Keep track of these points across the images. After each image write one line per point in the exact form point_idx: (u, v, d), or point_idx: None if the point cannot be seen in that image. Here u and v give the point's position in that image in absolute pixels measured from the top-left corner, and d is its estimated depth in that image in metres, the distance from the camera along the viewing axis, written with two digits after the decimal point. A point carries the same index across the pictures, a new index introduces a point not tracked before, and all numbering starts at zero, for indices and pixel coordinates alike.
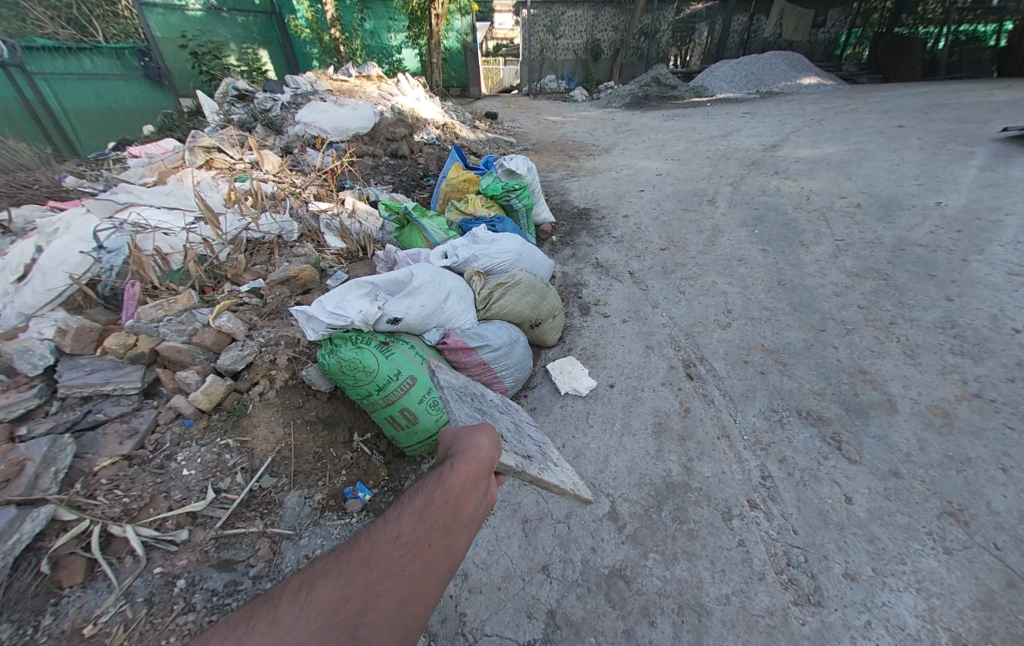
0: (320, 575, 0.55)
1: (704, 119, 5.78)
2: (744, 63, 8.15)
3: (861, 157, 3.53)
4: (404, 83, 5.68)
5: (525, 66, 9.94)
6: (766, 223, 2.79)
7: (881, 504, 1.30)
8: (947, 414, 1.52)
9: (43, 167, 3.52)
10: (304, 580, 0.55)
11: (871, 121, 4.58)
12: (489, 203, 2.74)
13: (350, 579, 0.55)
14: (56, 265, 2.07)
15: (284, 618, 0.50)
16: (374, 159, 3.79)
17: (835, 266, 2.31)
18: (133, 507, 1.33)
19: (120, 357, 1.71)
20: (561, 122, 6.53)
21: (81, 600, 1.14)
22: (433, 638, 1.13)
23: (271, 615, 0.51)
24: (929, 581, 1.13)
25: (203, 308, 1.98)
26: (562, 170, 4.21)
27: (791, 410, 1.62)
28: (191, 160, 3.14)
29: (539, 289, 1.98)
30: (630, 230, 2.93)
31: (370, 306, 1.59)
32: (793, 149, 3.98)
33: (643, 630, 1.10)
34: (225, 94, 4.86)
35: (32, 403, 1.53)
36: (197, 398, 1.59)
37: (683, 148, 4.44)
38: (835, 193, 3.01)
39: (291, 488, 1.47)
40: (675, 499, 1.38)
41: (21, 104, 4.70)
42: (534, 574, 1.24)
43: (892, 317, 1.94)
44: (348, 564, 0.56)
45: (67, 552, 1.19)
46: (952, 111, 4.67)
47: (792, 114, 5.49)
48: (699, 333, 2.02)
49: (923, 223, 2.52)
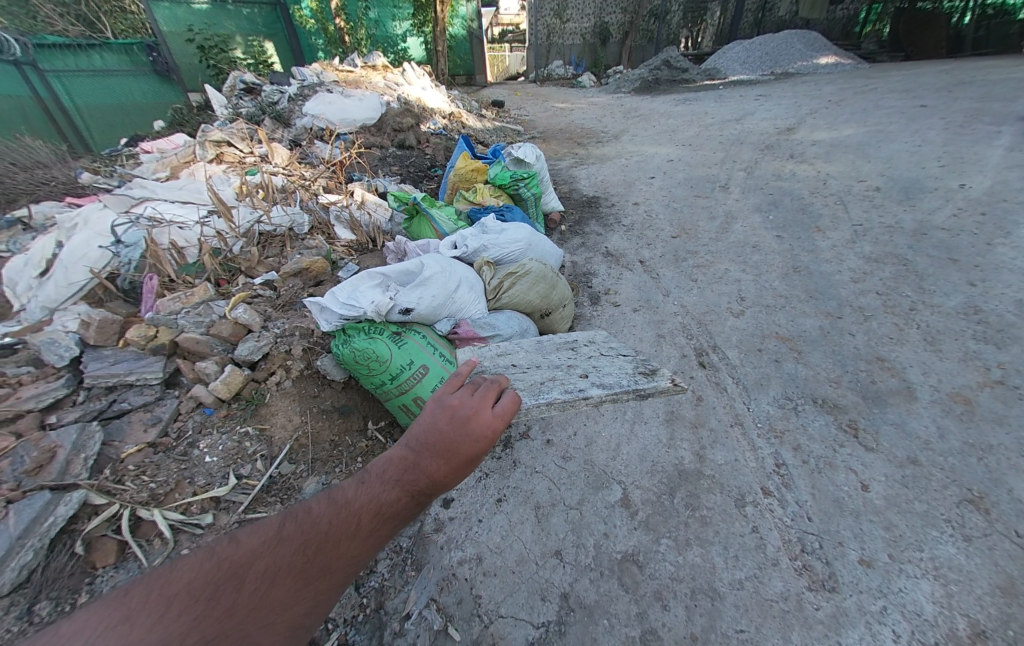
0: (279, 570, 0.55)
1: (716, 103, 5.66)
2: (759, 44, 7.93)
3: (880, 139, 3.42)
4: (410, 72, 5.65)
5: (532, 53, 9.88)
6: (781, 208, 2.74)
7: (898, 492, 1.28)
8: (969, 401, 1.49)
9: (58, 164, 3.57)
10: (269, 567, 0.55)
11: (892, 101, 4.41)
12: (497, 193, 2.75)
13: (305, 583, 0.55)
14: (77, 259, 2.13)
15: (239, 608, 0.51)
16: (381, 151, 3.79)
17: (852, 252, 2.25)
18: (160, 492, 1.37)
19: (142, 348, 1.76)
20: (569, 108, 6.45)
21: (114, 580, 1.18)
22: (449, 619, 1.15)
23: (229, 602, 0.51)
24: (947, 567, 1.11)
25: (219, 299, 2.01)
26: (571, 158, 4.17)
27: (806, 398, 1.60)
28: (202, 154, 3.18)
29: (549, 278, 1.96)
30: (640, 218, 2.89)
31: (383, 297, 1.63)
32: (809, 132, 3.88)
33: (656, 614, 1.11)
34: (233, 87, 4.88)
35: (60, 392, 1.58)
36: (216, 387, 1.63)
37: (694, 133, 4.35)
38: (853, 176, 2.93)
39: (309, 474, 1.50)
40: (687, 486, 1.38)
41: (35, 103, 4.80)
42: (548, 558, 1.25)
43: (912, 304, 1.90)
44: (308, 565, 0.56)
45: (99, 535, 1.24)
46: (980, 89, 4.48)
47: (808, 95, 5.34)
48: (712, 321, 2.00)
49: (946, 206, 2.45)
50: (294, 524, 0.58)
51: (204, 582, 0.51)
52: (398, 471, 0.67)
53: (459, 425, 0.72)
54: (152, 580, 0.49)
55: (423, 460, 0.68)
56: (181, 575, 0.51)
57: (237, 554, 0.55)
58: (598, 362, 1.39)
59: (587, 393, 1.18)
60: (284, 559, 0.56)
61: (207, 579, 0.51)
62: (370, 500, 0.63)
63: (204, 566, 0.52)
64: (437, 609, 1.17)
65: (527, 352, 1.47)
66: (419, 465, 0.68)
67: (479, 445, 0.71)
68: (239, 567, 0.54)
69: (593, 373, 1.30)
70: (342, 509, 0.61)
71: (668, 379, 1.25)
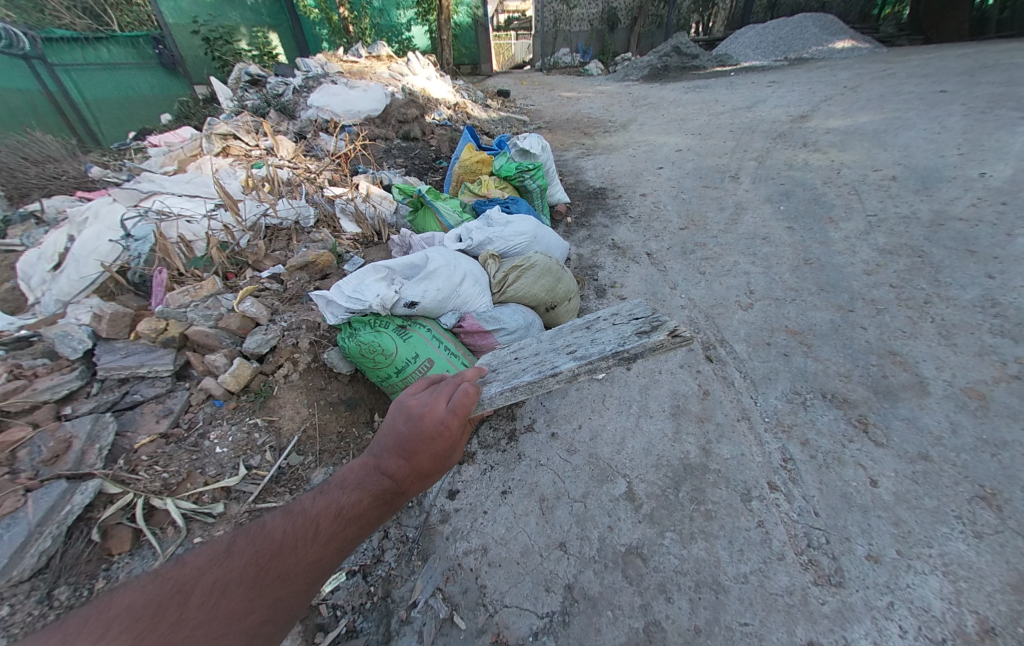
0: (231, 580, 0.57)
1: (727, 90, 5.54)
2: (772, 28, 7.72)
3: (897, 126, 3.32)
4: (414, 61, 5.59)
5: (538, 40, 9.73)
6: (792, 198, 2.68)
7: (908, 487, 1.26)
8: (983, 396, 1.45)
9: (68, 158, 3.60)
10: (218, 580, 0.57)
11: (910, 87, 4.28)
12: (503, 184, 2.73)
13: (260, 593, 0.57)
14: (88, 254, 2.17)
15: (188, 621, 0.53)
16: (386, 142, 3.77)
17: (866, 244, 2.20)
18: (172, 482, 1.40)
19: (153, 341, 1.78)
20: (575, 97, 6.36)
21: (130, 566, 1.22)
22: (454, 608, 1.16)
23: (177, 614, 0.53)
24: (956, 564, 1.10)
25: (227, 293, 2.03)
26: (578, 149, 4.11)
27: (815, 392, 1.57)
28: (208, 147, 3.19)
29: (555, 271, 1.94)
30: (648, 209, 2.85)
31: (387, 290, 1.62)
32: (823, 120, 3.78)
33: (659, 606, 1.12)
34: (238, 79, 4.87)
35: (75, 384, 1.61)
36: (226, 380, 1.64)
37: (704, 121, 4.26)
38: (868, 165, 2.85)
39: (317, 465, 1.52)
40: (692, 480, 1.37)
41: (45, 97, 4.69)
42: (552, 549, 1.25)
43: (927, 296, 1.85)
44: (263, 572, 0.58)
45: (114, 523, 1.27)
46: (1003, 73, 4.32)
47: (822, 81, 5.20)
48: (720, 315, 1.97)
49: (964, 195, 2.38)
50: (245, 537, 0.60)
51: (150, 601, 0.53)
52: (359, 475, 0.71)
53: (415, 424, 0.76)
54: (94, 604, 0.51)
55: (382, 463, 0.73)
56: (125, 596, 0.53)
57: (183, 571, 0.56)
58: (596, 332, 1.24)
59: (557, 369, 1.12)
60: (234, 571, 0.58)
61: (153, 597, 0.53)
62: (329, 505, 0.66)
63: (147, 587, 0.54)
64: (443, 598, 1.18)
65: (536, 342, 1.35)
66: (380, 467, 0.73)
67: (439, 443, 0.76)
68: (186, 582, 0.55)
69: (581, 346, 1.20)
70: (299, 517, 0.64)
71: (666, 337, 1.11)
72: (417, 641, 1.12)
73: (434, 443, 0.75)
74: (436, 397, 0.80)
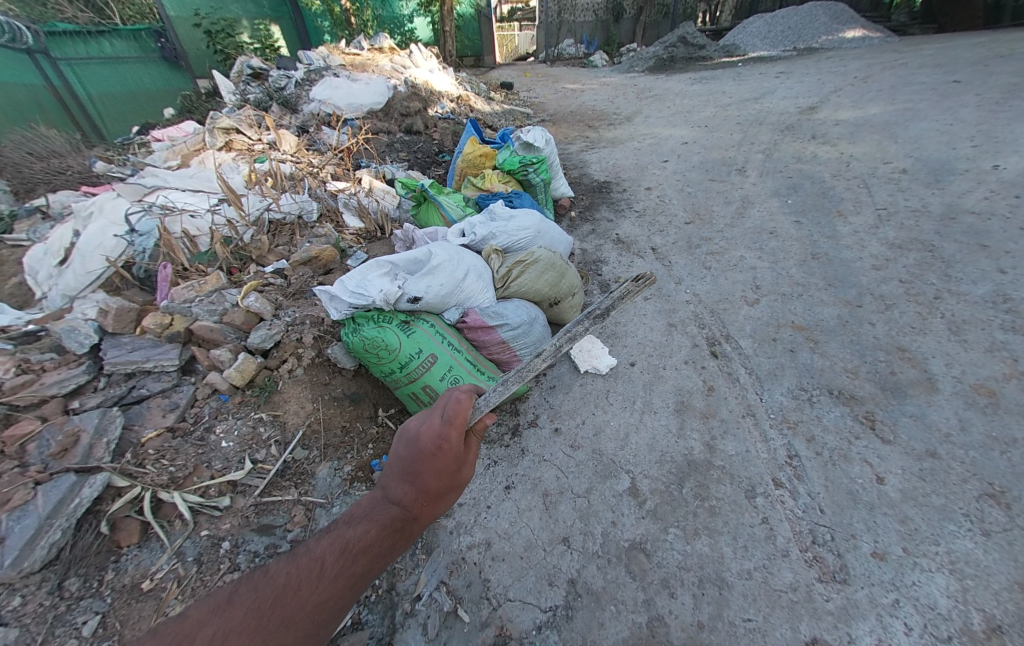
0: (231, 630, 0.59)
1: (734, 81, 5.45)
2: (781, 18, 7.59)
3: (909, 118, 3.26)
4: (417, 53, 5.55)
5: (542, 31, 9.62)
6: (800, 192, 2.64)
7: (915, 485, 1.25)
8: (993, 393, 1.43)
9: (73, 153, 3.60)
10: (218, 630, 0.59)
11: (922, 77, 4.19)
12: (506, 178, 2.71)
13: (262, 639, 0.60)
14: (93, 249, 2.17)
15: None
16: (389, 136, 3.75)
17: (875, 238, 2.17)
18: (179, 475, 1.41)
19: (159, 336, 1.79)
20: (579, 89, 6.30)
21: (138, 558, 1.23)
22: (459, 602, 1.17)
23: None
24: (963, 562, 1.09)
25: (231, 288, 2.03)
26: (582, 142, 4.08)
27: (821, 389, 1.56)
28: (211, 142, 3.18)
29: (559, 266, 1.92)
30: (653, 203, 2.82)
31: (390, 286, 1.62)
32: (833, 111, 3.72)
33: (662, 601, 1.11)
34: (240, 72, 4.85)
35: (82, 378, 1.62)
36: (231, 375, 1.65)
37: (711, 113, 4.21)
38: (878, 158, 2.80)
39: (321, 459, 1.53)
40: (696, 476, 1.36)
41: (49, 91, 4.71)
42: (556, 545, 1.25)
43: (937, 292, 1.82)
44: (268, 617, 0.61)
45: (123, 516, 1.28)
46: (1018, 63, 4.23)
47: (832, 71, 5.11)
48: (725, 310, 1.95)
49: (977, 188, 2.33)
50: (248, 586, 0.64)
51: None
52: (367, 508, 0.76)
53: (413, 448, 0.78)
54: None
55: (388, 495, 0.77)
56: None
57: (185, 625, 0.59)
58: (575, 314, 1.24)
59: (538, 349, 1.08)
60: (237, 618, 0.61)
61: None
62: (335, 542, 0.70)
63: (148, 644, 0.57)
64: (447, 592, 1.19)
65: None
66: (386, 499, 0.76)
67: (441, 458, 0.77)
68: (184, 635, 0.58)
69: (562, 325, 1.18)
70: (305, 559, 0.68)
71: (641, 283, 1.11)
72: (421, 633, 1.12)
73: (436, 461, 0.77)
74: (430, 412, 0.80)
